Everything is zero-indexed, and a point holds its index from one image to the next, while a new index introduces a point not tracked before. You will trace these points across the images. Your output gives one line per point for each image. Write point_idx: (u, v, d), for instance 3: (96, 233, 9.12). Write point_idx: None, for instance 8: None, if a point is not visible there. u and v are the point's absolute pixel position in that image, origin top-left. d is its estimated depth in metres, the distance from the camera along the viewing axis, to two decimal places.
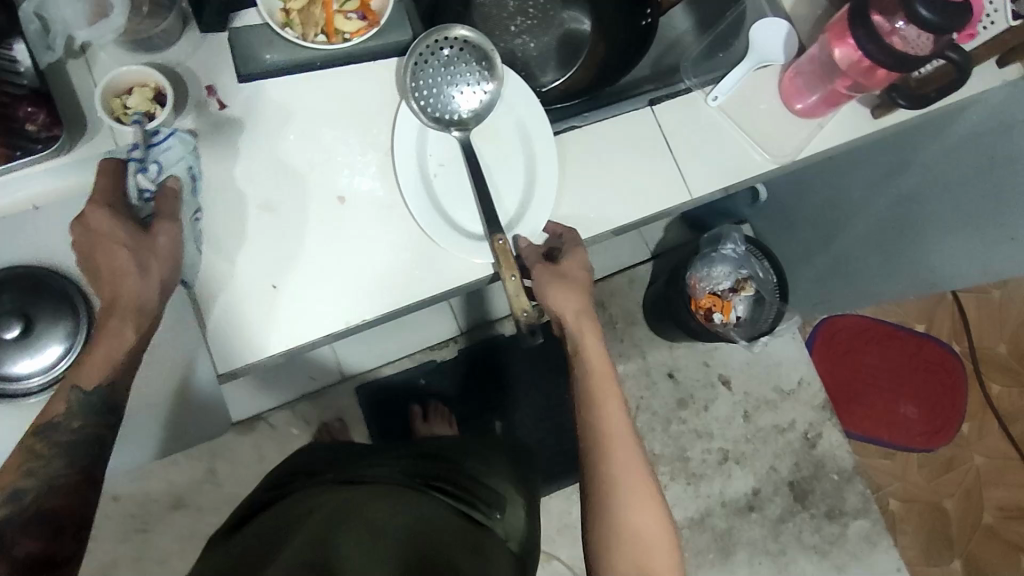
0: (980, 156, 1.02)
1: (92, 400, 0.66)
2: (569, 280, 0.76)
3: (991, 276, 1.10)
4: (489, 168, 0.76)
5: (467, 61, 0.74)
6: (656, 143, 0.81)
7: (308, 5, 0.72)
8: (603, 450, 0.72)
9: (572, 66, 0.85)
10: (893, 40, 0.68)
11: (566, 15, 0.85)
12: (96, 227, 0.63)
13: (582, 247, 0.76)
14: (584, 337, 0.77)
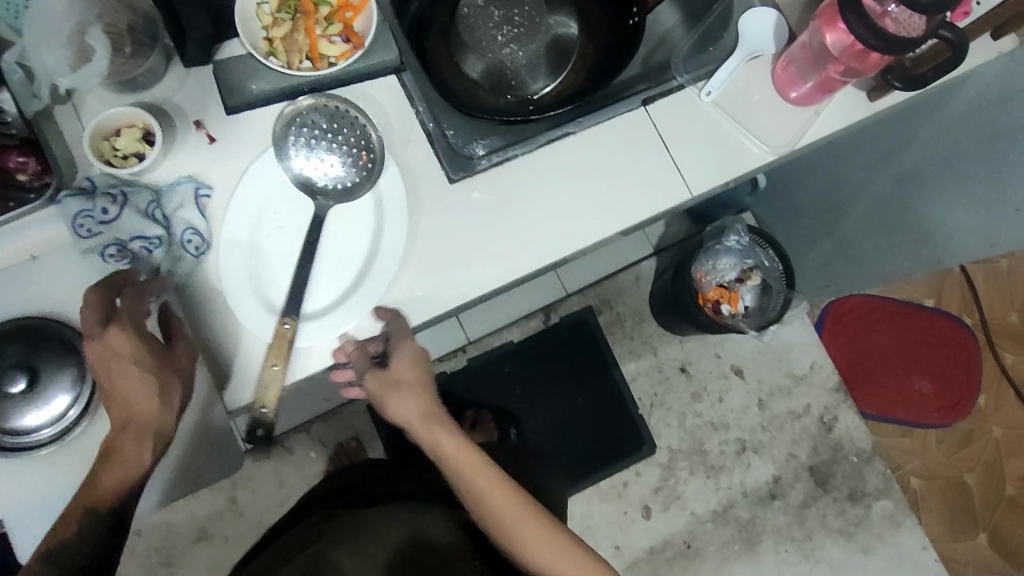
0: (982, 130, 1.02)
1: (105, 523, 0.63)
2: (406, 384, 0.70)
3: (998, 249, 1.10)
4: (326, 240, 0.70)
5: (340, 136, 0.71)
6: (654, 144, 0.80)
7: (291, 32, 0.68)
8: (504, 534, 0.67)
9: (562, 70, 0.84)
10: (885, 22, 0.68)
11: (554, 20, 0.83)
12: (118, 350, 0.62)
13: (410, 339, 0.68)
14: (436, 440, 0.69)
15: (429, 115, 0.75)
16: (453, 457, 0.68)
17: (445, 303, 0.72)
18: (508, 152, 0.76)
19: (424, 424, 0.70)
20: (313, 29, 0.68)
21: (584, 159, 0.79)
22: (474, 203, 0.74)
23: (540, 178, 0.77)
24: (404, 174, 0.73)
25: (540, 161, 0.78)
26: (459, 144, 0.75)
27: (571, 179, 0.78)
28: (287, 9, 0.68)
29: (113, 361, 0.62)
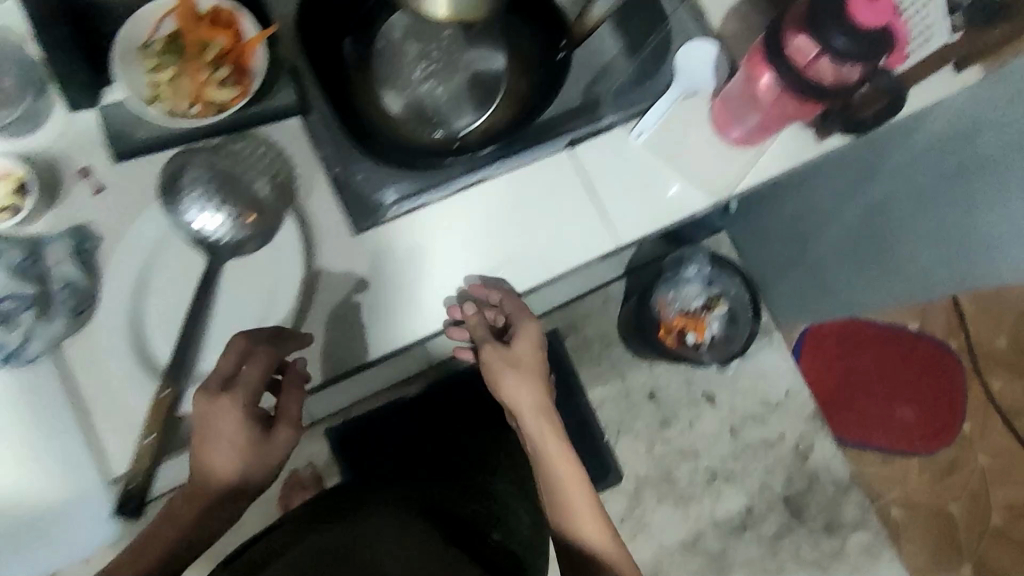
0: (950, 163, 0.96)
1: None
2: (518, 363, 0.76)
3: (966, 286, 1.03)
4: (219, 296, 0.66)
5: (239, 173, 0.68)
6: (578, 188, 0.74)
7: (177, 77, 0.64)
8: (569, 507, 0.71)
9: (489, 105, 0.79)
10: (816, 69, 0.61)
11: (477, 55, 0.79)
12: (222, 427, 0.62)
13: (531, 324, 0.76)
14: (544, 440, 0.74)
15: (335, 159, 0.70)
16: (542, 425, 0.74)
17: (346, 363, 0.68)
18: (421, 198, 0.71)
19: (539, 417, 0.74)
20: (200, 73, 0.64)
21: (508, 204, 0.73)
22: (383, 253, 0.70)
23: (458, 225, 0.72)
24: (306, 224, 0.69)
25: (458, 206, 0.72)
26: (368, 191, 0.70)
27: (492, 225, 0.73)
28: (171, 52, 0.63)
29: (208, 420, 0.62)
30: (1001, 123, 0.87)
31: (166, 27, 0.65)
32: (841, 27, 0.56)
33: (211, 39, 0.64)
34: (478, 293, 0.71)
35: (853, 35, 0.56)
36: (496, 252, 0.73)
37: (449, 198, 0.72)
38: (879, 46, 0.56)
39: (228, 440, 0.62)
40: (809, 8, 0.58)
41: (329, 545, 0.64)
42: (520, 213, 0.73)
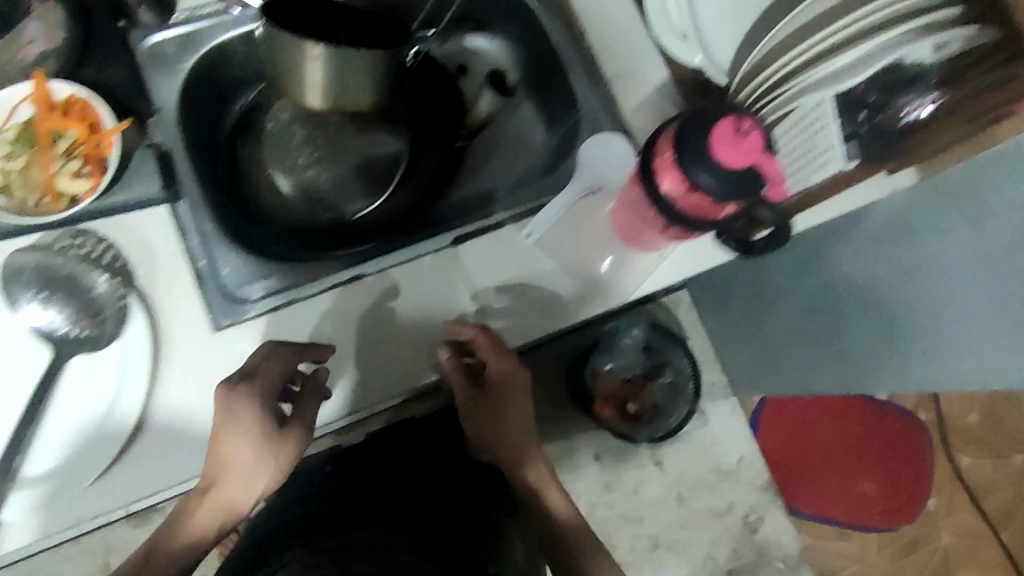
0: (891, 261, 0.88)
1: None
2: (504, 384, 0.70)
3: (913, 390, 0.93)
4: (59, 391, 0.62)
5: (95, 254, 0.64)
6: (462, 290, 0.70)
7: (27, 167, 0.62)
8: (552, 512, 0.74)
9: (384, 190, 0.79)
10: (690, 200, 0.55)
11: (369, 141, 0.78)
12: (240, 420, 0.60)
13: (495, 337, 0.67)
14: (532, 455, 0.74)
15: (200, 250, 0.66)
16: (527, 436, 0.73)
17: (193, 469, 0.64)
18: (288, 294, 0.67)
19: (526, 434, 0.73)
20: (49, 165, 0.61)
21: (387, 303, 0.69)
22: (241, 353, 0.66)
23: (331, 322, 0.68)
24: (162, 317, 0.65)
25: (332, 303, 0.68)
26: (232, 286, 0.66)
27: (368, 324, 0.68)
28: (24, 141, 0.62)
29: (229, 425, 0.59)
30: (939, 230, 0.79)
31: (23, 111, 0.62)
32: (705, 162, 0.52)
33: (63, 129, 0.62)
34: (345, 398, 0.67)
35: (718, 170, 0.52)
36: (372, 354, 0.68)
37: (321, 292, 0.68)
38: (740, 186, 0.52)
39: (251, 437, 0.60)
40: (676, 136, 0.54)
41: (339, 556, 0.59)
42: (397, 313, 0.69)
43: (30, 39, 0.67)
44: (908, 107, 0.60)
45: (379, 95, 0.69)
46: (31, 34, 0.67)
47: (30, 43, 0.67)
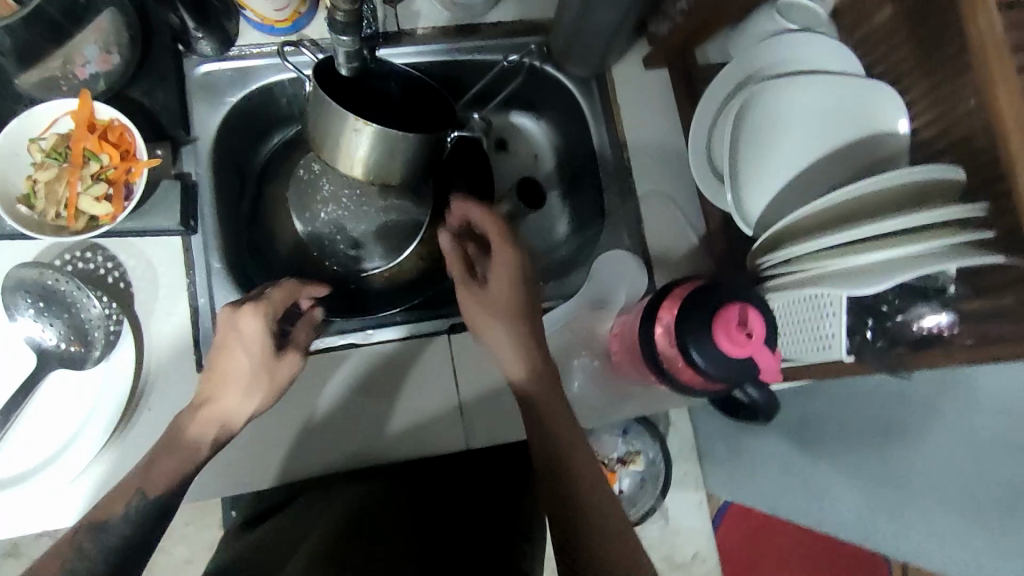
0: (874, 423, 0.85)
1: (151, 510, 0.57)
2: (501, 305, 0.64)
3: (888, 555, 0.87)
4: (40, 396, 0.64)
5: (102, 273, 0.67)
6: (445, 380, 0.70)
7: (52, 181, 0.63)
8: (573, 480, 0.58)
9: (399, 253, 0.78)
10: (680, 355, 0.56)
11: (394, 206, 0.79)
12: (245, 331, 0.60)
13: (507, 246, 0.65)
14: (547, 410, 0.61)
15: (203, 287, 0.68)
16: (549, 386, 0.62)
17: None
18: None
19: (544, 374, 0.63)
20: (74, 184, 0.63)
21: (370, 375, 0.70)
22: None
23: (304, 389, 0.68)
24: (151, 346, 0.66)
25: (321, 361, 0.69)
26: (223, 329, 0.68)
27: (348, 394, 0.69)
28: (56, 154, 0.63)
29: (224, 330, 0.60)
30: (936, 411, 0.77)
31: (63, 125, 0.64)
32: (693, 326, 0.54)
33: (96, 152, 0.63)
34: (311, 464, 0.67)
35: (700, 339, 0.53)
36: (335, 426, 0.68)
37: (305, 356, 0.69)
38: (728, 370, 0.53)
39: (251, 350, 0.60)
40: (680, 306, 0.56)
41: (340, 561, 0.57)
42: (374, 391, 0.69)
43: (84, 60, 0.65)
44: (921, 320, 0.57)
45: (411, 170, 0.70)
46: (86, 54, 0.65)
47: (85, 63, 0.65)
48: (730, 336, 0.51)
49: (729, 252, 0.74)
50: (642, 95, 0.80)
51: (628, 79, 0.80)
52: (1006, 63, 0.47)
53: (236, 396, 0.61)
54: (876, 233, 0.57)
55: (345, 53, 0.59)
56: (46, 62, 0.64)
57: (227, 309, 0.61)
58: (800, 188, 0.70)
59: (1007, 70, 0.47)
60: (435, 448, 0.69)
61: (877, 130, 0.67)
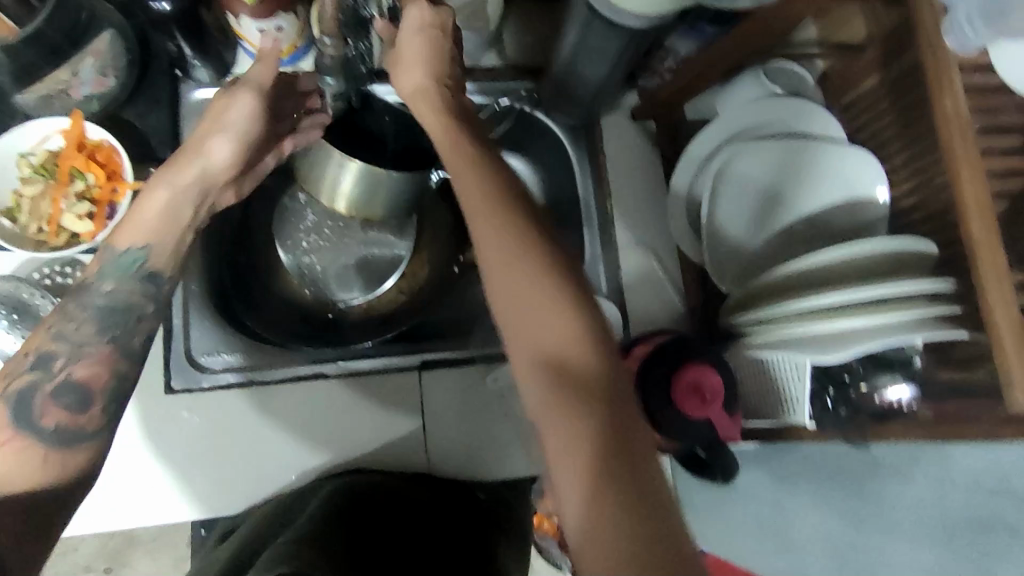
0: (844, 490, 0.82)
1: (132, 259, 0.52)
2: (411, 49, 0.55)
3: None
4: None
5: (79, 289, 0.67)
6: (408, 409, 0.72)
7: (38, 196, 0.64)
8: (564, 364, 0.44)
9: (377, 286, 0.79)
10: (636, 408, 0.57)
11: (375, 240, 0.80)
12: (214, 106, 0.56)
13: (438, 5, 0.56)
14: (502, 233, 0.47)
15: (178, 309, 0.69)
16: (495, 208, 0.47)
17: (106, 509, 0.67)
18: (244, 374, 0.69)
19: (503, 203, 0.48)
20: (58, 201, 0.64)
21: (335, 402, 0.71)
22: (179, 420, 0.69)
23: (270, 412, 0.70)
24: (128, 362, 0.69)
25: (289, 387, 0.71)
26: (194, 352, 0.68)
27: (311, 416, 0.71)
28: (42, 170, 0.64)
29: (214, 101, 0.56)
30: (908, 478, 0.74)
31: (54, 142, 0.65)
32: (653, 378, 0.55)
33: (83, 170, 0.64)
34: (267, 478, 0.69)
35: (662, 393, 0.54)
36: (293, 446, 0.70)
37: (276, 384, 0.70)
38: (686, 432, 0.54)
39: (230, 124, 0.55)
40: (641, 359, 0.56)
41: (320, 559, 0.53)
42: (339, 417, 0.71)
43: (79, 81, 0.66)
44: (882, 388, 0.57)
45: (392, 209, 0.71)
46: (81, 75, 0.66)
47: (80, 84, 0.66)
48: (687, 394, 0.53)
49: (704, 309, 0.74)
50: (629, 146, 0.81)
51: (616, 129, 0.81)
52: (967, 147, 0.49)
53: (230, 138, 0.55)
54: (851, 300, 0.56)
55: None
56: (43, 79, 0.66)
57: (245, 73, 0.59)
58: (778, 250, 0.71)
59: (966, 151, 0.49)
60: (394, 462, 0.72)
61: (857, 195, 0.69)
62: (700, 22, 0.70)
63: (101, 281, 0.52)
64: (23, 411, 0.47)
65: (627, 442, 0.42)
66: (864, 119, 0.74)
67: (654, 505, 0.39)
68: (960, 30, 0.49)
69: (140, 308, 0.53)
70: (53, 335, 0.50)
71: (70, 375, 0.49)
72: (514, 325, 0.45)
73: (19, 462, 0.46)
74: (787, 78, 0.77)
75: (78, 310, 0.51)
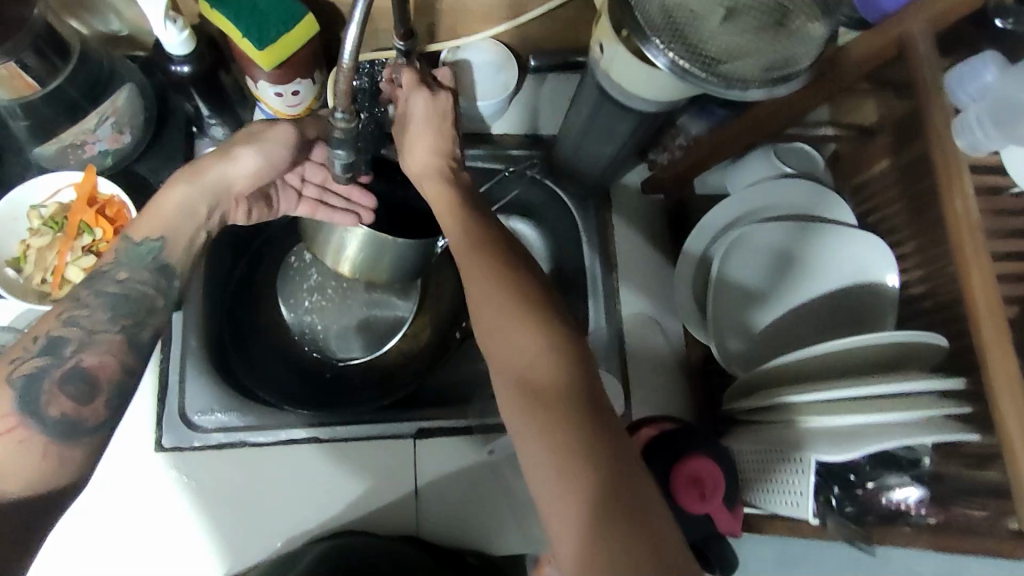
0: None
1: (142, 251, 0.57)
2: (426, 132, 0.61)
3: None
4: None
5: None
6: (403, 477, 0.68)
7: (44, 248, 0.64)
8: (541, 402, 0.45)
9: (379, 347, 0.78)
10: None
11: (378, 300, 0.80)
12: (253, 130, 0.61)
13: (440, 93, 0.61)
14: (484, 277, 0.51)
15: (175, 366, 0.69)
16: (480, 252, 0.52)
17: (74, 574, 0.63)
18: (235, 436, 0.67)
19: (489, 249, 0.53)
20: (64, 254, 0.64)
21: (326, 466, 0.67)
22: (161, 479, 0.66)
23: (259, 472, 0.67)
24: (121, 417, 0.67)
25: (277, 447, 0.68)
26: (187, 410, 0.67)
27: (302, 478, 0.67)
28: (50, 223, 0.65)
29: (245, 132, 0.61)
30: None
31: (65, 196, 0.66)
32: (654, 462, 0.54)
33: (91, 226, 0.65)
34: (249, 545, 0.65)
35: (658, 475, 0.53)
36: (279, 510, 0.66)
37: (267, 448, 0.67)
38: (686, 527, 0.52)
39: (263, 150, 0.60)
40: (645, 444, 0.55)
41: None
42: (335, 480, 0.67)
43: (95, 138, 0.66)
44: (895, 487, 0.55)
45: (397, 274, 0.71)
46: (98, 134, 0.66)
47: (94, 140, 0.66)
48: (684, 482, 0.52)
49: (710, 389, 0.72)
50: (637, 217, 0.80)
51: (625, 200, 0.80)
52: (977, 248, 0.48)
53: (256, 152, 0.60)
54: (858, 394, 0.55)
55: (342, 165, 0.59)
56: (60, 138, 0.65)
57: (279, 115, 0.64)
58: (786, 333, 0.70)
59: (977, 251, 0.48)
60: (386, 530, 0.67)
61: (867, 280, 0.69)
62: (710, 104, 0.72)
63: (118, 268, 0.56)
64: (28, 401, 0.50)
65: (619, 451, 0.43)
66: (874, 203, 0.73)
67: (650, 540, 0.40)
68: (970, 132, 0.49)
69: (150, 299, 0.57)
70: (65, 321, 0.53)
71: (78, 362, 0.52)
72: (504, 350, 0.48)
73: (22, 451, 0.49)
74: (800, 159, 0.77)
75: (91, 297, 0.55)
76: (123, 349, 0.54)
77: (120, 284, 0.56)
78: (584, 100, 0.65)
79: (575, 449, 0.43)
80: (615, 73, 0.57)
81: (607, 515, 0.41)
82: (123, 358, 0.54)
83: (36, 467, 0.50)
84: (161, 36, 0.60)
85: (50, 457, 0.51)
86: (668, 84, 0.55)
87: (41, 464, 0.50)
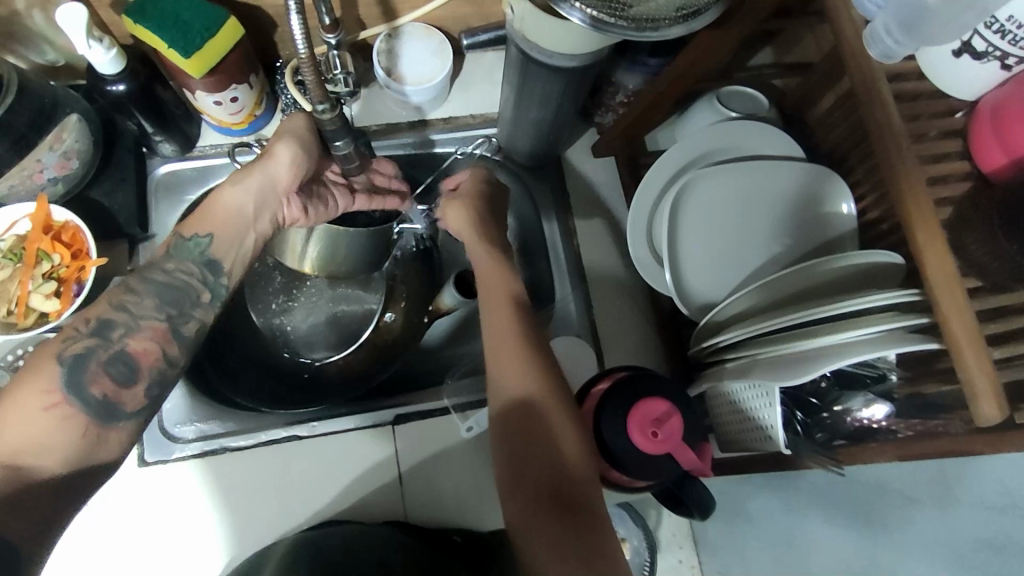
0: (852, 511, 0.81)
1: (192, 245, 0.58)
2: (467, 195, 0.72)
3: None
4: None
5: None
6: (385, 465, 0.69)
7: (8, 279, 0.66)
8: (525, 391, 0.57)
9: (348, 344, 0.81)
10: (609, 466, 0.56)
11: (346, 295, 0.82)
12: (289, 124, 0.64)
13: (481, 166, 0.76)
14: (488, 281, 0.65)
15: None
16: (489, 267, 0.66)
17: None
18: (216, 443, 0.68)
19: (491, 261, 0.67)
20: (26, 283, 0.65)
21: (314, 461, 0.68)
22: (152, 491, 0.67)
23: (247, 479, 0.68)
24: None
25: (258, 447, 0.68)
26: (166, 423, 0.69)
27: (291, 475, 0.68)
28: (10, 256, 0.66)
29: (281, 128, 0.64)
30: (885, 493, 0.81)
31: (21, 227, 0.67)
32: (609, 420, 0.55)
33: (49, 252, 0.66)
34: (240, 544, 0.66)
35: (620, 416, 0.55)
36: (268, 504, 0.67)
37: (248, 450, 0.68)
38: (647, 472, 0.54)
39: (297, 141, 0.62)
40: (599, 399, 0.57)
41: None
42: (325, 473, 0.68)
43: (43, 166, 0.67)
44: (861, 413, 0.55)
45: (356, 265, 0.72)
46: (44, 162, 0.67)
47: (42, 169, 0.67)
48: (643, 429, 0.54)
49: (680, 342, 0.71)
50: (589, 181, 0.82)
51: (577, 169, 0.82)
52: (903, 156, 0.48)
53: (292, 143, 0.62)
54: (824, 317, 0.54)
55: (347, 154, 0.60)
56: (7, 174, 0.65)
57: (304, 116, 0.66)
58: (746, 271, 0.71)
59: (906, 164, 0.48)
60: (377, 514, 0.68)
61: (822, 209, 0.69)
62: (641, 56, 0.70)
63: (166, 261, 0.57)
64: (75, 376, 0.51)
65: (580, 453, 0.54)
66: (821, 136, 0.73)
67: (593, 501, 0.52)
68: (881, 41, 0.49)
69: (195, 292, 0.57)
70: (114, 305, 0.54)
71: (124, 347, 0.53)
72: (497, 356, 0.60)
73: (64, 430, 0.49)
74: (741, 101, 0.77)
75: (139, 285, 0.56)
76: (167, 338, 0.55)
77: (167, 273, 0.57)
78: (512, 66, 0.65)
79: (554, 422, 0.55)
80: (528, 31, 0.57)
81: (572, 478, 0.53)
82: (166, 348, 0.55)
83: (75, 448, 0.50)
84: (89, 56, 0.61)
85: (91, 436, 0.51)
86: (582, 36, 0.56)
87: (82, 445, 0.50)
